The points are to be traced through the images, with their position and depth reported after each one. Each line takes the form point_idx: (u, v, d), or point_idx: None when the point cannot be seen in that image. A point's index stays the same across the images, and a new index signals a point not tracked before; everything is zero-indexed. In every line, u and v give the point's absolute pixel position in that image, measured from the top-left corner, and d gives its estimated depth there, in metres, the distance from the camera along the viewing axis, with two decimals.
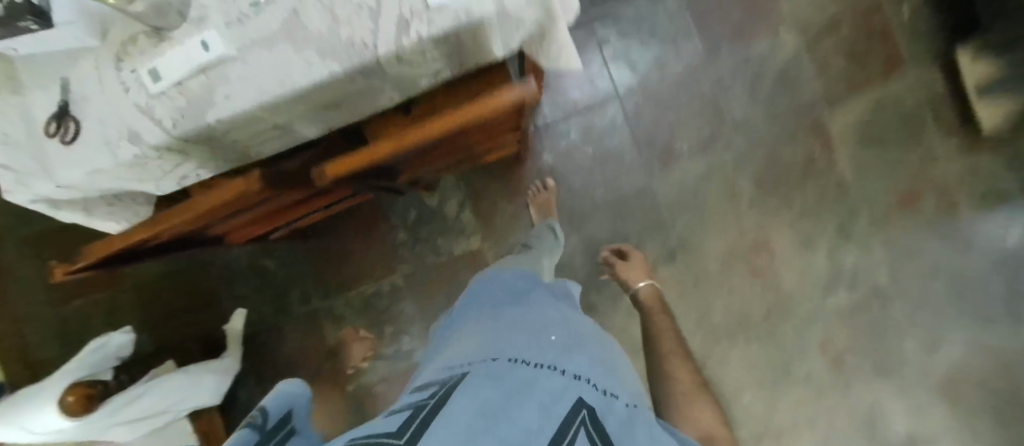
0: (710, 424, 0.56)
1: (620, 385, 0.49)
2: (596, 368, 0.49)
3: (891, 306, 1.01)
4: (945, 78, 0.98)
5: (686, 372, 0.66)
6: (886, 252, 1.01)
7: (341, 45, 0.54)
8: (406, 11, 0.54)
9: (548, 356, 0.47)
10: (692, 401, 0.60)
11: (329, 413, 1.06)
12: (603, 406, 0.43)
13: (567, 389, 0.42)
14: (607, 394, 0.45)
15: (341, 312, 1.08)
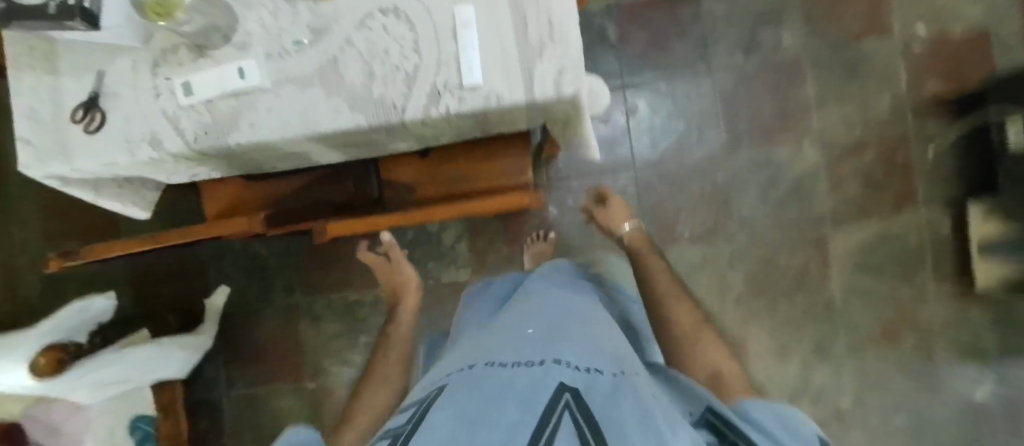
0: (717, 367, 0.60)
1: (616, 361, 0.44)
2: (583, 350, 0.44)
3: (850, 433, 1.02)
4: (953, 226, 0.99)
5: (690, 316, 0.68)
6: (857, 379, 1.01)
7: (371, 101, 0.57)
8: (439, 82, 0.56)
9: (533, 355, 0.42)
10: (696, 344, 0.63)
11: (286, 405, 1.09)
12: (588, 381, 0.37)
13: (550, 378, 0.37)
14: (596, 370, 0.40)
15: (320, 313, 1.10)
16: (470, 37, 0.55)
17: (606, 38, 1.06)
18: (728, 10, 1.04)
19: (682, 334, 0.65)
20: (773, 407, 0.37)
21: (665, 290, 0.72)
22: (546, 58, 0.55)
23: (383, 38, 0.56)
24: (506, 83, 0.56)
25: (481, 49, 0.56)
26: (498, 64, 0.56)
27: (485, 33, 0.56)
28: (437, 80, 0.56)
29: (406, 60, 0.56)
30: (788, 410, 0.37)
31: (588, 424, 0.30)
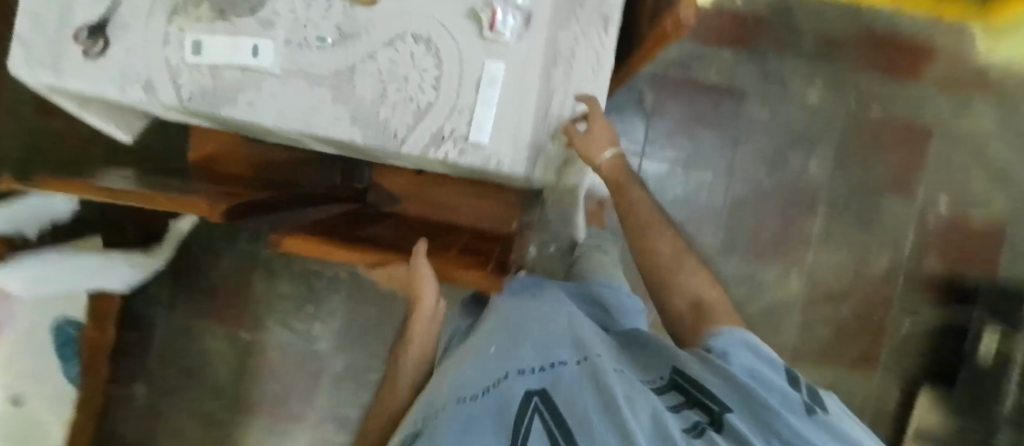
0: (700, 294, 0.44)
1: (581, 339, 0.36)
2: (546, 343, 0.36)
3: None
4: (898, 401, 1.01)
5: (671, 247, 0.51)
6: None
7: (374, 121, 0.55)
8: (445, 126, 0.54)
9: (494, 367, 0.34)
10: (676, 276, 0.47)
11: (218, 347, 1.10)
12: (553, 380, 0.31)
13: (514, 399, 0.30)
14: (560, 364, 0.32)
15: (278, 270, 1.09)
16: (491, 96, 0.54)
17: (644, 104, 1.03)
18: (770, 119, 1.03)
19: (660, 269, 0.49)
20: (736, 346, 0.33)
21: (640, 227, 0.54)
22: (556, 143, 0.54)
23: (406, 64, 0.55)
24: (511, 150, 0.54)
25: (497, 111, 0.54)
26: (510, 128, 0.54)
27: (507, 95, 0.54)
28: (444, 124, 0.54)
29: (421, 94, 0.55)
30: (744, 349, 0.33)
31: (560, 429, 0.26)
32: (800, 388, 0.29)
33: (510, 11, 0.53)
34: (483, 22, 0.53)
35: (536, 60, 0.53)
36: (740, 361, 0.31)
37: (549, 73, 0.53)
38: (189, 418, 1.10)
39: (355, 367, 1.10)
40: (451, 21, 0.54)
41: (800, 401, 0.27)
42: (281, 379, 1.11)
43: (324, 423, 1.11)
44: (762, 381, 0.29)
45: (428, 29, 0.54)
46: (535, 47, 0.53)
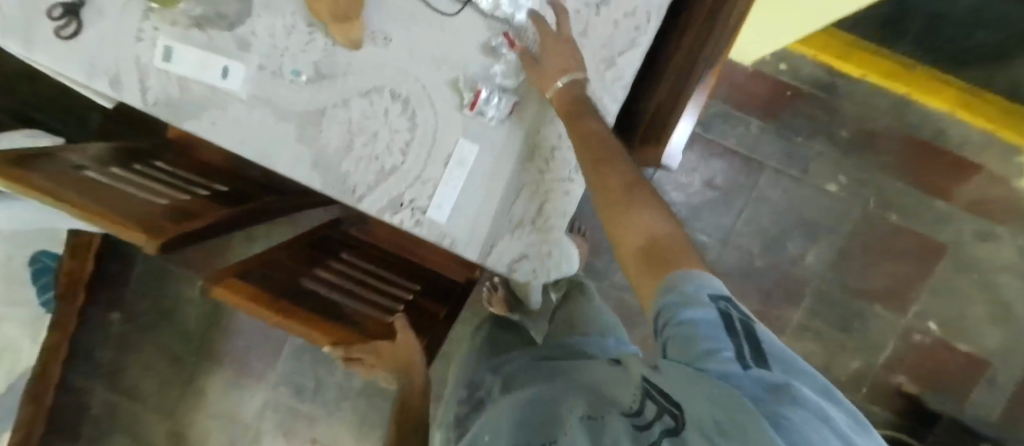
0: (660, 234, 0.29)
1: (573, 408, 0.37)
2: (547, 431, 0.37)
3: None
4: None
5: (623, 177, 0.35)
6: None
7: (335, 171, 0.52)
8: (407, 195, 0.52)
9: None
10: (624, 215, 0.31)
11: (194, 294, 1.15)
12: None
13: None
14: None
15: (261, 237, 1.11)
16: (459, 176, 0.51)
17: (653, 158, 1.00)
18: (782, 200, 0.99)
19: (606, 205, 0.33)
20: (669, 293, 0.25)
21: (599, 152, 0.38)
22: (514, 238, 0.52)
23: (380, 120, 0.51)
24: (467, 234, 0.52)
25: (461, 192, 0.51)
26: (472, 211, 0.52)
27: (476, 178, 0.51)
28: (406, 191, 0.52)
29: (389, 154, 0.52)
30: (671, 303, 0.25)
31: None
32: (746, 346, 0.22)
33: (496, 93, 0.49)
34: (466, 97, 0.49)
35: (512, 152, 0.51)
36: (680, 323, 0.23)
37: (523, 167, 0.51)
38: (158, 351, 1.18)
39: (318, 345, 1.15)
40: (435, 87, 0.50)
41: (743, 368, 0.20)
42: (248, 339, 1.17)
43: (278, 388, 1.17)
44: (702, 349, 0.22)
45: (409, 90, 0.50)
46: (513, 137, 0.50)
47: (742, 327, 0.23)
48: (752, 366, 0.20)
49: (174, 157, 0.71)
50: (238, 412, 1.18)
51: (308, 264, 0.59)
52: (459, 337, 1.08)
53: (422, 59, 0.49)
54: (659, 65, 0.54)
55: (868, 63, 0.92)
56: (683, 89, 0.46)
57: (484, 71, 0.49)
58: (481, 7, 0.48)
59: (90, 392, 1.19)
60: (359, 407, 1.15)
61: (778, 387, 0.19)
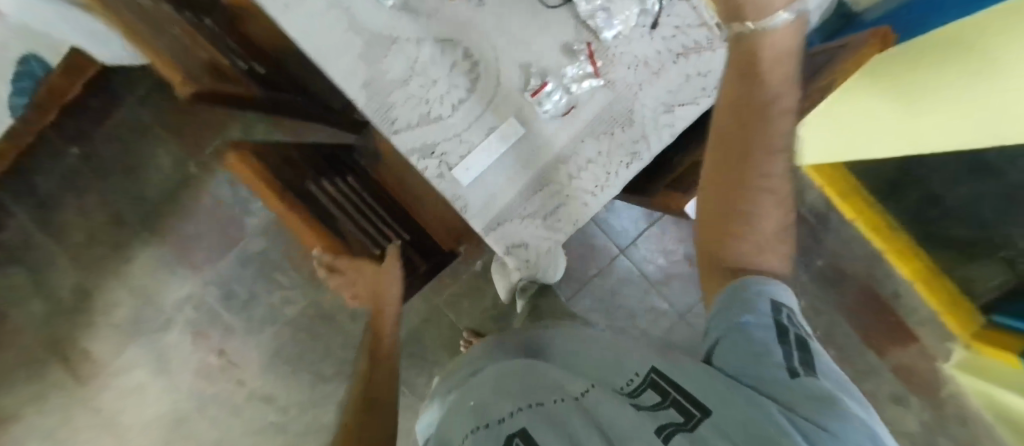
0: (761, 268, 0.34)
1: (560, 387, 0.38)
2: (525, 391, 0.39)
3: None
4: None
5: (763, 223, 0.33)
6: None
7: (381, 97, 0.53)
8: (438, 146, 0.53)
9: (480, 410, 0.37)
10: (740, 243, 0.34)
11: (166, 163, 1.10)
12: (543, 416, 0.32)
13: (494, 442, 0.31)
14: (539, 404, 0.35)
15: (258, 135, 1.08)
16: (494, 149, 0.53)
17: (648, 217, 1.07)
18: None
19: (718, 231, 0.34)
20: (728, 297, 0.34)
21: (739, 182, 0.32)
22: (522, 225, 0.53)
23: (443, 70, 0.53)
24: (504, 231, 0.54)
25: (490, 163, 0.53)
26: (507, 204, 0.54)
27: (507, 159, 0.53)
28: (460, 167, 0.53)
29: (439, 102, 0.53)
30: (732, 311, 0.33)
31: None
32: (795, 358, 0.29)
33: (560, 91, 0.51)
34: (530, 83, 0.52)
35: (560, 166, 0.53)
36: (746, 326, 0.31)
37: (555, 167, 0.53)
38: (102, 203, 1.12)
39: (267, 262, 1.09)
40: (506, 63, 0.52)
41: (789, 376, 0.28)
42: (200, 225, 1.10)
43: (207, 288, 1.11)
44: (754, 354, 0.30)
45: (481, 55, 0.52)
46: (558, 136, 0.52)
47: (789, 337, 0.31)
48: (798, 372, 0.28)
49: (225, 24, 0.69)
50: (154, 294, 1.12)
51: (314, 174, 0.58)
52: (409, 305, 1.08)
53: (506, 33, 0.52)
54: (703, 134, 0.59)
55: (865, 212, 1.02)
56: None
57: (557, 66, 0.52)
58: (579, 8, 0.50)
59: (13, 216, 1.12)
60: (280, 336, 1.11)
61: (818, 388, 0.27)
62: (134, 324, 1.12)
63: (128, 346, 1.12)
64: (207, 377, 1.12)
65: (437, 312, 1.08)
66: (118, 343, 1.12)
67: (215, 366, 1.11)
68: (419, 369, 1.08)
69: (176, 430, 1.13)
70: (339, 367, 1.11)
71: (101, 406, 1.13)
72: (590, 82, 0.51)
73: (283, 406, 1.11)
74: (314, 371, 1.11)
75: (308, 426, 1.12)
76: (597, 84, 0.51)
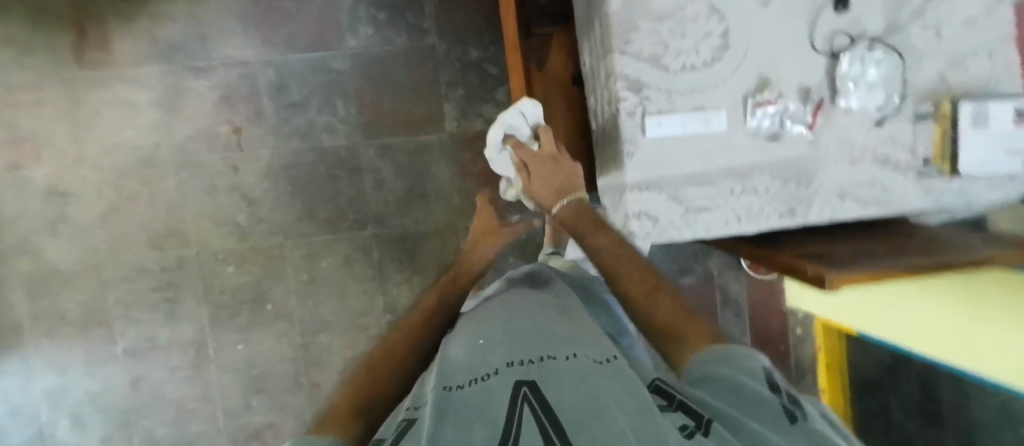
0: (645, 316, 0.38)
1: (577, 340, 0.35)
2: (555, 341, 0.34)
3: None
4: None
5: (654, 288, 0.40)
6: None
7: (627, 23, 0.52)
8: (646, 89, 0.53)
9: (483, 363, 0.32)
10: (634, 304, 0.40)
11: None
12: (555, 368, 0.29)
13: (507, 388, 0.27)
14: (549, 358, 0.31)
15: None
16: (693, 128, 0.53)
17: (677, 278, 1.12)
18: None
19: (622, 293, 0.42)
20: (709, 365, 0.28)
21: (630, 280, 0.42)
22: (670, 204, 0.55)
23: (696, 31, 0.52)
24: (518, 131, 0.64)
25: (678, 137, 0.53)
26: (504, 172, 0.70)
27: (692, 143, 0.53)
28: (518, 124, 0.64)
29: (674, 60, 0.52)
30: (720, 364, 0.28)
31: (552, 423, 0.22)
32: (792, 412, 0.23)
33: (777, 119, 0.53)
34: (760, 94, 0.52)
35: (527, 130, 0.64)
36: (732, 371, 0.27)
37: (722, 178, 0.54)
38: None
39: (338, 85, 1.03)
40: (748, 66, 0.53)
41: (789, 421, 0.22)
42: (305, 6, 1.01)
43: (265, 68, 1.02)
44: (741, 389, 0.25)
45: (735, 43, 0.52)
46: (747, 155, 0.54)
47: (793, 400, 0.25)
48: (797, 420, 0.22)
49: None
50: (212, 37, 1.01)
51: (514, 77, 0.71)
52: (436, 208, 1.06)
53: (766, 44, 0.53)
54: (813, 235, 0.62)
55: (837, 392, 1.09)
56: (862, 255, 0.53)
57: (788, 98, 0.53)
58: (838, 70, 0.53)
59: None
60: (301, 156, 1.04)
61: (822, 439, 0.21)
62: (170, 49, 1.01)
63: (152, 63, 1.02)
64: (207, 142, 1.03)
65: (453, 231, 1.07)
66: (145, 56, 1.01)
67: (222, 139, 1.03)
68: (403, 262, 1.07)
69: (142, 169, 1.03)
70: (332, 216, 1.06)
71: (83, 98, 1.02)
72: (801, 130, 0.53)
73: (258, 216, 1.05)
74: (307, 205, 1.05)
75: (266, 249, 1.05)
76: (803, 136, 0.54)
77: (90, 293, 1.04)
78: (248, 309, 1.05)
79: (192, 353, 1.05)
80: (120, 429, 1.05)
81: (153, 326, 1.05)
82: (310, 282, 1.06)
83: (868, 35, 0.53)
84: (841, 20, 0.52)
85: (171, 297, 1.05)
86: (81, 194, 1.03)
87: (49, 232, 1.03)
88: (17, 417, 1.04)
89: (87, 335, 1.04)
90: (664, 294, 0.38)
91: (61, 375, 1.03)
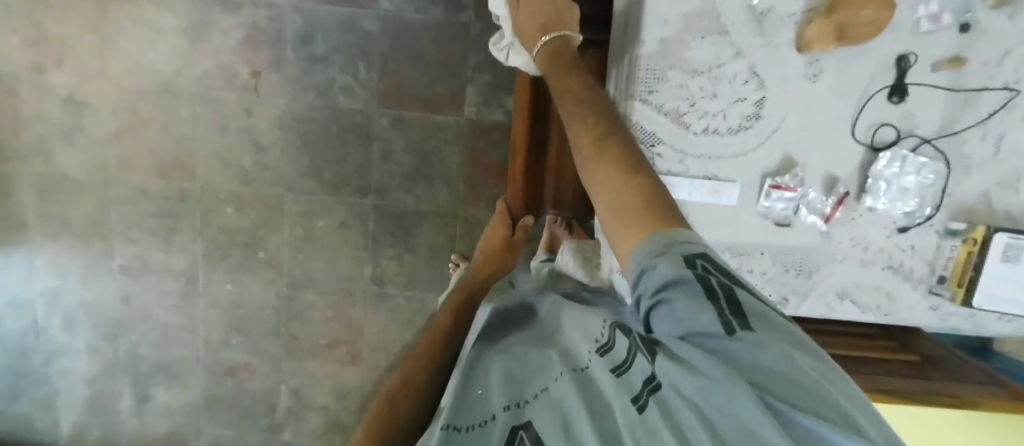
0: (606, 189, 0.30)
1: (565, 335, 0.29)
2: (537, 351, 0.29)
3: (251, 411, 1.16)
4: None
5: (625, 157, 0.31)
6: (296, 424, 1.17)
7: (655, 73, 0.48)
8: (660, 145, 0.49)
9: (475, 400, 0.27)
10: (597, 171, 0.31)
11: None
12: (543, 400, 0.24)
13: (496, 442, 0.24)
14: (534, 391, 0.25)
15: None
16: (700, 196, 0.50)
17: None
18: None
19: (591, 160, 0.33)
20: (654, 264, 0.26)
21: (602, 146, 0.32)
22: None
23: (728, 93, 0.48)
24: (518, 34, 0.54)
25: (683, 203, 0.50)
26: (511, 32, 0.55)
27: (695, 210, 0.51)
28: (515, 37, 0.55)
29: (696, 120, 0.49)
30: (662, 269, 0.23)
31: None
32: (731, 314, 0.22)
33: (791, 205, 0.50)
34: (780, 176, 0.49)
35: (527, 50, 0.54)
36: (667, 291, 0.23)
37: (720, 252, 0.52)
38: None
39: (364, 47, 1.00)
40: (775, 142, 0.49)
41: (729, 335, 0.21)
42: None
43: (294, 14, 0.99)
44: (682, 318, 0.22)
45: (769, 115, 0.48)
46: (751, 234, 0.51)
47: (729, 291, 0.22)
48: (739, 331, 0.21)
49: None
50: None
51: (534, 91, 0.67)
52: (439, 191, 1.05)
53: (802, 123, 0.48)
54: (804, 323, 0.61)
55: None
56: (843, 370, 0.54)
57: (809, 186, 0.50)
58: (872, 166, 0.48)
59: None
60: (315, 112, 1.03)
61: (769, 349, 0.20)
62: None
63: None
64: (226, 80, 1.02)
65: (453, 217, 1.06)
66: None
67: (240, 79, 1.02)
68: (396, 237, 1.07)
69: (159, 93, 1.03)
70: (335, 178, 1.05)
71: (111, 9, 1.00)
72: (815, 221, 0.50)
73: (264, 164, 1.05)
74: (313, 162, 1.05)
75: (267, 197, 1.06)
76: (818, 226, 0.50)
77: (97, 204, 1.08)
78: (243, 251, 1.08)
79: (182, 283, 1.10)
80: (112, 334, 1.12)
81: (153, 247, 1.09)
82: (304, 239, 1.08)
83: (920, 134, 0.47)
84: (894, 111, 0.47)
85: (172, 224, 1.08)
86: (97, 108, 1.04)
87: (63, 139, 1.05)
88: (19, 306, 1.11)
89: (91, 243, 1.09)
90: (620, 165, 0.30)
91: (57, 280, 1.11)
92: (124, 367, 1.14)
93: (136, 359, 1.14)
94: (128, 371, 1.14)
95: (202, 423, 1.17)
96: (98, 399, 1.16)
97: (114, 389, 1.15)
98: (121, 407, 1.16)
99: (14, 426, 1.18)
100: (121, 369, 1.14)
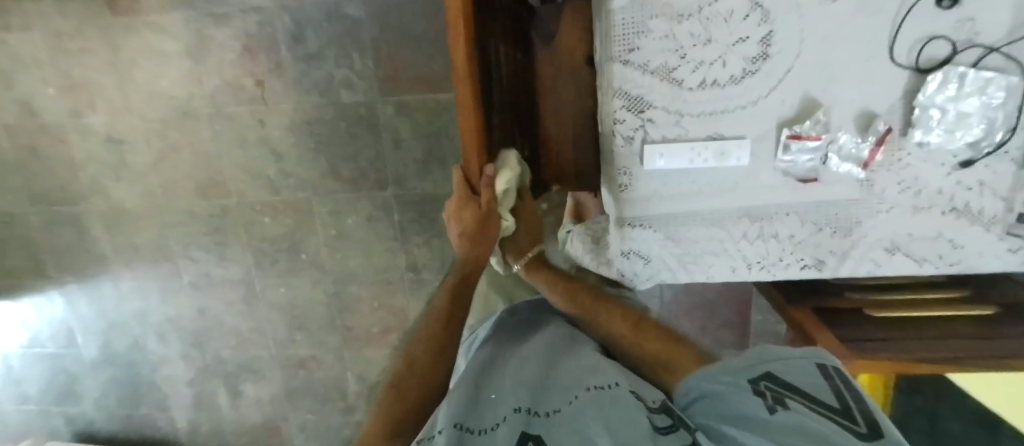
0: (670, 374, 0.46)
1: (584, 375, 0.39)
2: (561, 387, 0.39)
3: (325, 396, 1.27)
4: None
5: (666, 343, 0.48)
6: (365, 404, 1.26)
7: (642, 36, 0.47)
8: (651, 110, 0.50)
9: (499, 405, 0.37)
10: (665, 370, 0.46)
11: None
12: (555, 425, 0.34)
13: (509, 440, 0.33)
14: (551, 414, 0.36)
15: None
16: (706, 159, 0.51)
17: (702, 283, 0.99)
18: None
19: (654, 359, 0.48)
20: (705, 384, 0.40)
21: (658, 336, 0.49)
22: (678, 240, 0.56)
23: (726, 36, 0.46)
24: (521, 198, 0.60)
25: (687, 171, 0.52)
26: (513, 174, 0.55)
27: (701, 174, 0.52)
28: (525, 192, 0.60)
29: (692, 74, 0.48)
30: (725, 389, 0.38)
31: None
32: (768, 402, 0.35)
33: (817, 155, 0.48)
34: (800, 125, 0.48)
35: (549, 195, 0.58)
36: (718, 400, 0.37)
37: (739, 218, 0.53)
38: None
39: (355, 35, 0.96)
40: (789, 82, 0.47)
41: (768, 411, 0.34)
42: None
43: (282, 15, 0.97)
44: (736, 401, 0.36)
45: (780, 52, 0.46)
46: (771, 195, 0.52)
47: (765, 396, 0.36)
48: (776, 410, 0.34)
49: None
50: None
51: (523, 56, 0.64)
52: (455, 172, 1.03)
53: (819, 53, 0.45)
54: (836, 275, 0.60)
55: None
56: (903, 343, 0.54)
57: (838, 130, 0.48)
58: (921, 92, 0.45)
59: None
60: (322, 111, 1.02)
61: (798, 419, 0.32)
62: None
63: (174, 9, 1.00)
64: (234, 96, 1.04)
65: None
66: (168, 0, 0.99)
67: (247, 92, 1.03)
68: (422, 224, 1.08)
69: (180, 119, 1.08)
70: (354, 174, 1.06)
71: (119, 45, 1.04)
72: (850, 168, 0.49)
73: (287, 171, 1.08)
74: (331, 162, 1.06)
75: (297, 202, 1.10)
76: (852, 173, 0.49)
77: (156, 231, 1.18)
78: (287, 255, 1.15)
79: (242, 291, 1.20)
80: (197, 341, 1.26)
81: (211, 262, 1.18)
82: (338, 237, 1.12)
83: (984, 42, 0.43)
84: (947, 18, 0.43)
85: (222, 241, 1.16)
86: (133, 142, 1.11)
87: (113, 177, 1.14)
88: (120, 325, 1.27)
89: (160, 265, 1.20)
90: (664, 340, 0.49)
91: (143, 300, 1.24)
92: (214, 368, 1.28)
93: (222, 361, 1.27)
94: (217, 371, 1.29)
95: (288, 410, 1.30)
96: (200, 397, 1.32)
97: (211, 388, 1.31)
98: (220, 402, 1.32)
99: (142, 426, 1.38)
100: (211, 370, 1.29)
